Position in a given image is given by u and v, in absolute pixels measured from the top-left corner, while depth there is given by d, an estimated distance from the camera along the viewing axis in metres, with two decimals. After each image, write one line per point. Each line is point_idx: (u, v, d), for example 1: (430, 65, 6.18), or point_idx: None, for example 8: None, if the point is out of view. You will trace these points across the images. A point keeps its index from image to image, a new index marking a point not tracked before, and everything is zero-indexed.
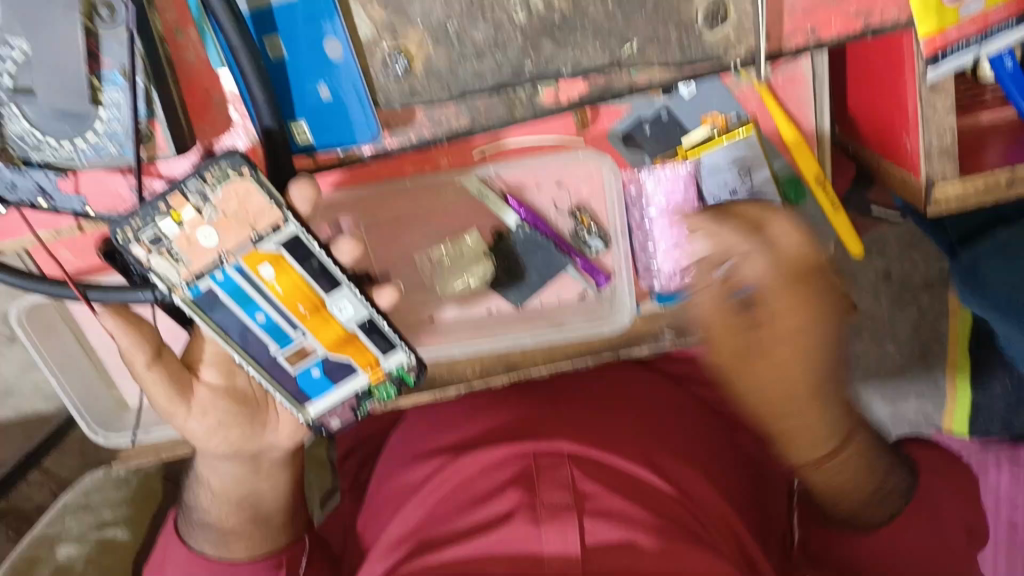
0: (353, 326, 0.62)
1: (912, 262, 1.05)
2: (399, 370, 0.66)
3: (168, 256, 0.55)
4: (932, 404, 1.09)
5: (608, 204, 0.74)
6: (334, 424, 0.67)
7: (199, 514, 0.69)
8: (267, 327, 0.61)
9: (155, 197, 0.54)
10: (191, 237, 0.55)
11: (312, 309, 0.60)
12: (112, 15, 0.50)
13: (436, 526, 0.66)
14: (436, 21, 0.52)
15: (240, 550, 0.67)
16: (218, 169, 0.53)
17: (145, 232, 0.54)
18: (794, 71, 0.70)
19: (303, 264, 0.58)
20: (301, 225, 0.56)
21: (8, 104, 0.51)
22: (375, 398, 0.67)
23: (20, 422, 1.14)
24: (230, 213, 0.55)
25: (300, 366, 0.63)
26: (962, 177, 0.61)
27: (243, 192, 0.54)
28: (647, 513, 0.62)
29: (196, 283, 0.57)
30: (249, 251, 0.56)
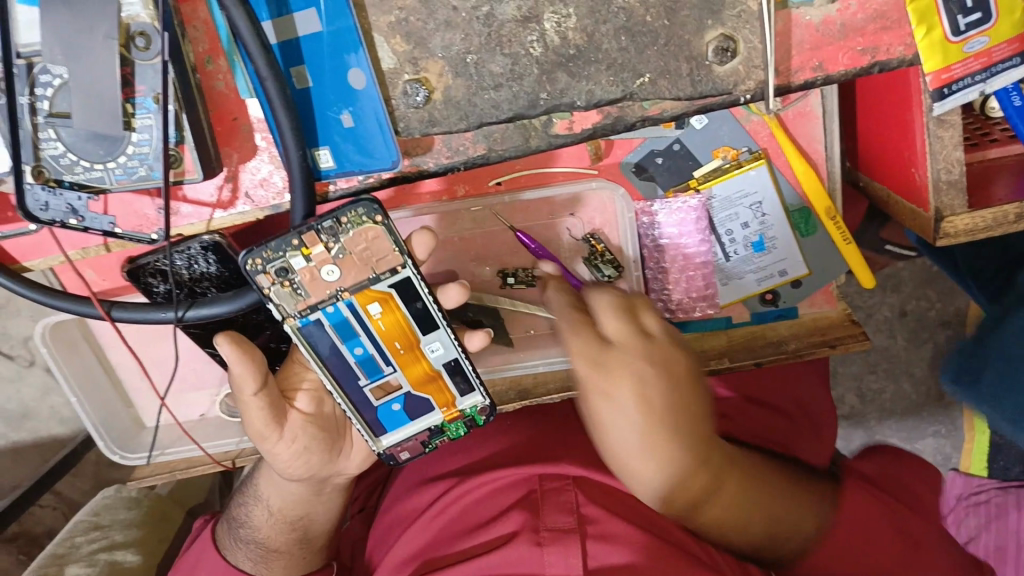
0: (438, 365, 0.63)
1: (927, 299, 1.05)
2: (472, 411, 0.65)
3: (290, 286, 0.58)
4: (950, 445, 1.10)
5: (621, 229, 0.75)
6: (404, 457, 0.67)
7: (245, 529, 0.74)
8: (362, 359, 0.62)
9: (291, 231, 0.56)
10: (316, 272, 0.58)
11: (407, 346, 0.62)
12: (147, 44, 0.52)
13: (445, 547, 0.69)
14: (455, 53, 0.54)
15: (278, 569, 0.72)
16: (355, 214, 0.56)
17: (274, 262, 0.57)
18: (804, 107, 0.72)
19: (409, 305, 0.60)
20: (417, 270, 0.58)
21: (45, 128, 0.54)
22: (446, 436, 0.67)
23: (35, 445, 1.16)
24: (356, 254, 0.57)
25: (384, 400, 0.64)
26: (971, 210, 0.61)
27: (372, 236, 0.57)
28: (648, 534, 0.63)
29: (308, 314, 0.59)
30: (363, 290, 0.59)
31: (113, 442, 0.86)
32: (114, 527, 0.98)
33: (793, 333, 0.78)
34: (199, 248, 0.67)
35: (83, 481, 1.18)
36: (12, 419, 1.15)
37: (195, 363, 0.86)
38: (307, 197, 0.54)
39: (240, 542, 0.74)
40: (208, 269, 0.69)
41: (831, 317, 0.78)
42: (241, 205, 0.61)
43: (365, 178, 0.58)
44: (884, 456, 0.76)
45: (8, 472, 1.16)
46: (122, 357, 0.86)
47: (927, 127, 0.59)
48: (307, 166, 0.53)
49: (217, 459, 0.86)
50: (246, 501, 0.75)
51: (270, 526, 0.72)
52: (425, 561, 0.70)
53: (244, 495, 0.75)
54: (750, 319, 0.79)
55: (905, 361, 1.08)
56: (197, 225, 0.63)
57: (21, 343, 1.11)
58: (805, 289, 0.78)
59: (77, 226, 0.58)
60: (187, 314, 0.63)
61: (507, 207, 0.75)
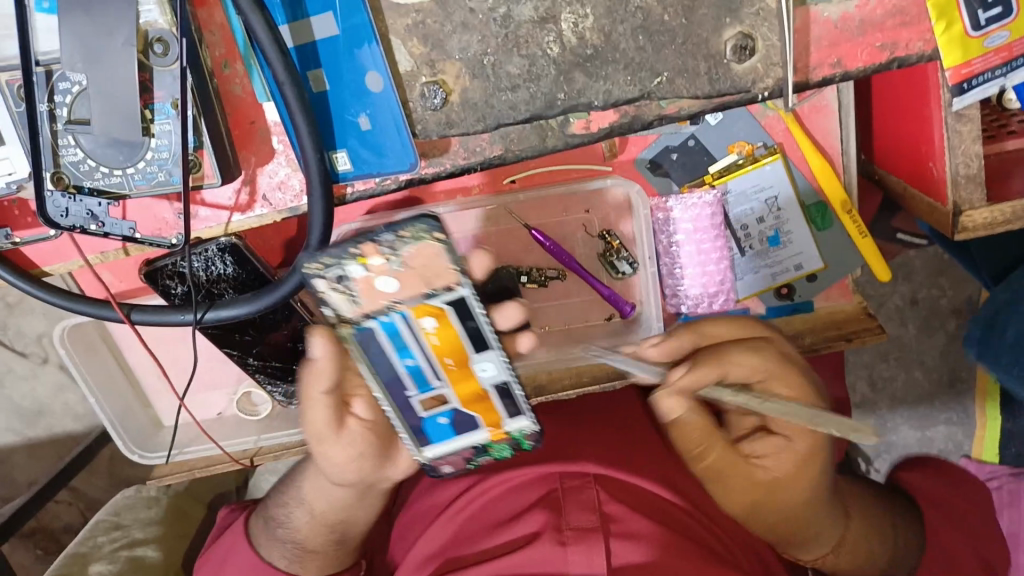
0: (489, 386, 0.56)
1: (938, 288, 1.04)
2: (520, 435, 0.58)
3: (345, 292, 0.52)
4: (961, 431, 1.08)
5: (639, 231, 0.75)
6: (445, 469, 0.60)
7: (280, 528, 0.71)
8: (412, 370, 0.56)
9: (349, 239, 0.50)
10: (372, 282, 0.51)
11: (459, 362, 0.55)
12: (166, 50, 0.53)
13: (469, 544, 0.69)
14: (472, 54, 0.54)
15: (313, 569, 0.70)
16: (416, 230, 0.50)
17: (333, 270, 0.51)
18: (819, 102, 0.73)
19: (463, 322, 0.53)
20: (474, 290, 0.52)
21: (64, 135, 0.54)
22: (490, 455, 0.60)
23: (50, 442, 1.16)
24: (415, 267, 0.51)
25: (431, 412, 0.57)
26: (989, 204, 0.61)
27: (432, 253, 0.51)
28: (668, 535, 0.64)
29: (363, 323, 0.53)
30: (418, 303, 0.52)
31: (132, 441, 0.87)
32: (133, 525, 1.00)
33: (808, 327, 0.78)
34: (216, 250, 0.67)
35: (99, 477, 1.19)
36: (27, 416, 1.15)
37: (212, 362, 0.86)
38: (325, 200, 0.54)
39: (273, 540, 0.71)
40: (225, 271, 0.69)
41: (847, 311, 0.78)
42: (258, 208, 0.61)
43: (386, 179, 0.58)
44: (939, 471, 0.75)
45: (25, 468, 1.17)
46: (140, 358, 0.86)
47: (946, 121, 0.59)
48: (325, 167, 0.53)
49: (234, 458, 0.88)
50: (284, 501, 0.71)
51: (310, 529, 0.70)
52: (448, 559, 0.70)
53: (281, 496, 0.72)
54: (764, 313, 0.77)
55: (917, 350, 1.07)
56: (214, 229, 0.63)
57: (35, 341, 1.11)
58: (820, 283, 0.78)
59: (98, 231, 0.58)
60: (206, 317, 0.63)
61: (519, 206, 0.76)
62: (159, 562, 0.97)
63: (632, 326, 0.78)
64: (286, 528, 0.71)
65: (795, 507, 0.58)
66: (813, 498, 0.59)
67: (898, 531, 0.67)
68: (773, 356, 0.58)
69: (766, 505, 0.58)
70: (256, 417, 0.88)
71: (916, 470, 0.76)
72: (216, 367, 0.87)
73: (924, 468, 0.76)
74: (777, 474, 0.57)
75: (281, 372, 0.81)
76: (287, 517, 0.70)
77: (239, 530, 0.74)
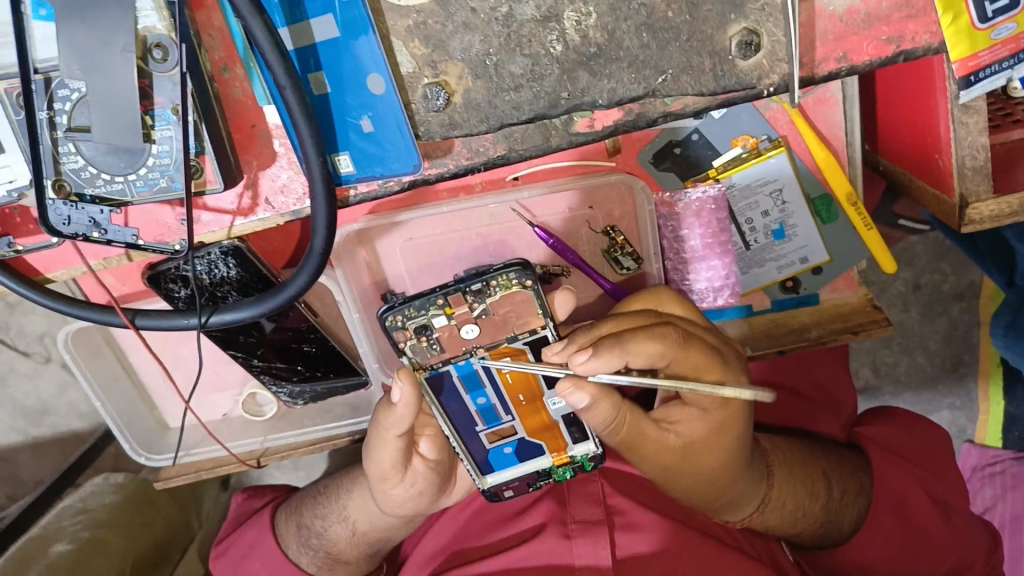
0: (557, 416, 0.67)
1: (941, 272, 1.01)
2: (583, 457, 0.69)
3: (426, 339, 0.62)
4: (965, 416, 1.07)
5: (642, 224, 0.75)
6: (506, 493, 0.71)
7: (319, 532, 0.79)
8: (483, 408, 0.66)
9: (437, 291, 0.60)
10: (456, 330, 0.62)
11: (529, 398, 0.66)
12: (165, 56, 0.52)
13: (475, 539, 0.78)
14: (474, 55, 0.53)
15: (342, 575, 0.81)
16: (505, 278, 0.61)
17: (415, 319, 0.61)
18: (824, 94, 0.72)
19: (541, 362, 0.64)
20: (555, 332, 0.62)
21: (64, 142, 0.54)
22: (552, 478, 0.70)
23: (54, 440, 1.16)
24: (499, 316, 0.62)
25: (496, 444, 0.68)
26: (996, 195, 0.61)
27: (518, 299, 0.61)
28: (668, 528, 0.73)
29: (440, 368, 0.63)
30: (498, 348, 0.63)
31: (138, 444, 0.88)
32: (100, 509, 0.99)
33: (814, 320, 0.78)
34: (219, 253, 0.66)
35: (102, 472, 1.19)
36: (30, 415, 1.15)
37: (217, 364, 0.86)
38: (329, 203, 0.53)
39: (303, 547, 0.80)
40: (228, 273, 0.69)
41: (850, 303, 0.79)
42: (262, 212, 0.61)
43: (389, 180, 0.58)
44: (905, 422, 0.82)
45: (30, 467, 1.17)
46: (145, 361, 0.86)
47: (951, 113, 0.59)
48: (328, 171, 0.52)
49: (241, 458, 0.88)
50: (323, 515, 0.79)
51: (349, 543, 0.79)
52: (452, 554, 0.79)
53: (318, 508, 0.80)
54: (770, 306, 0.79)
55: (919, 335, 1.04)
56: (217, 233, 0.62)
57: (37, 341, 1.11)
58: (826, 276, 0.78)
59: (100, 239, 0.58)
60: (211, 320, 0.62)
61: (524, 203, 0.75)
62: (116, 543, 0.96)
63: None
64: (322, 539, 0.79)
65: (709, 468, 0.66)
66: (736, 456, 0.67)
67: (832, 480, 0.75)
68: (676, 338, 0.61)
69: (682, 470, 0.66)
70: (262, 418, 0.89)
71: (878, 420, 0.83)
72: (218, 369, 0.87)
73: (886, 418, 0.83)
74: (689, 437, 0.65)
75: (286, 372, 0.82)
76: (326, 530, 0.79)
77: (265, 525, 0.83)
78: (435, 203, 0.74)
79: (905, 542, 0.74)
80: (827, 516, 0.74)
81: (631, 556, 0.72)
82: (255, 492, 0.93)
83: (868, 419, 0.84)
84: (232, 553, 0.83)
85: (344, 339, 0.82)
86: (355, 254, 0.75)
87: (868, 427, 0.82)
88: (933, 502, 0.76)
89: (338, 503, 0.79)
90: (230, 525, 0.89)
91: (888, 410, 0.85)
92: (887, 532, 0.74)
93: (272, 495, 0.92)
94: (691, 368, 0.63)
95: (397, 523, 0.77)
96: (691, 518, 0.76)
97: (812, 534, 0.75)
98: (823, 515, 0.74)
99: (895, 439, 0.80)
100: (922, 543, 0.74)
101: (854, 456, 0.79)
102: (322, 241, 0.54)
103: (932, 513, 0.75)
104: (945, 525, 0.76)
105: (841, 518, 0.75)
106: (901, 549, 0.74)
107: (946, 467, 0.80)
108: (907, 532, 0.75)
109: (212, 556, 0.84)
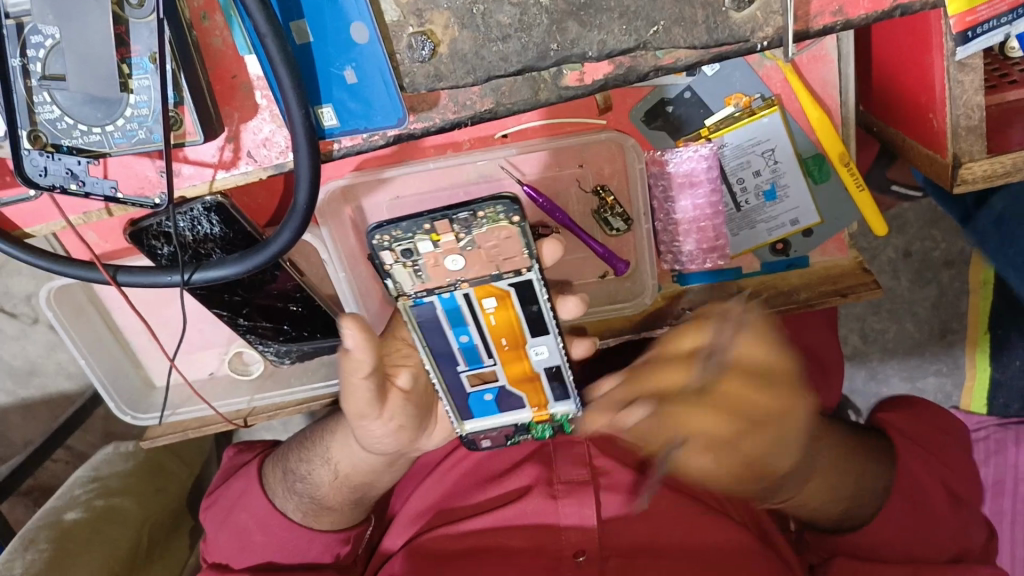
0: (540, 368, 0.68)
1: (933, 239, 1.00)
2: (563, 418, 0.71)
3: (411, 266, 0.60)
4: (951, 382, 1.07)
5: (633, 183, 0.73)
6: (483, 443, 0.73)
7: (304, 483, 0.79)
8: (466, 347, 0.67)
9: (423, 215, 0.57)
10: (440, 258, 0.59)
11: (513, 343, 0.67)
12: (141, 1, 0.50)
13: (461, 499, 0.79)
14: (461, 4, 0.52)
15: (327, 522, 0.81)
16: (493, 211, 0.56)
17: (401, 244, 0.58)
18: (819, 51, 0.71)
19: (524, 306, 0.63)
20: (541, 276, 0.60)
21: (38, 91, 0.52)
22: (530, 434, 0.72)
23: (45, 401, 1.16)
24: (485, 248, 0.59)
25: (477, 388, 0.69)
26: (989, 155, 0.60)
27: (505, 234, 0.58)
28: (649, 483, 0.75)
29: (422, 296, 0.62)
30: (483, 284, 0.62)
31: (124, 403, 0.87)
32: (111, 477, 0.97)
33: (804, 283, 0.78)
34: (202, 209, 0.65)
35: (93, 434, 1.18)
36: (19, 376, 1.14)
37: (201, 323, 0.86)
38: (312, 157, 0.52)
39: (289, 494, 0.80)
40: (212, 230, 0.67)
41: (842, 265, 0.79)
42: (244, 165, 0.60)
43: (372, 135, 0.57)
44: (918, 412, 0.81)
45: (23, 427, 1.17)
46: (130, 319, 0.86)
47: (948, 72, 0.58)
48: (311, 124, 0.51)
49: (228, 419, 0.86)
50: (306, 459, 0.79)
51: (332, 487, 0.78)
52: (438, 513, 0.79)
53: (303, 453, 0.80)
54: (759, 269, 0.79)
55: (908, 301, 1.04)
56: (199, 187, 0.61)
57: (24, 301, 1.08)
58: (816, 238, 0.78)
59: (78, 192, 0.56)
60: (193, 277, 0.60)
61: (512, 161, 0.74)
62: (131, 510, 0.95)
63: (628, 278, 0.79)
64: (306, 484, 0.79)
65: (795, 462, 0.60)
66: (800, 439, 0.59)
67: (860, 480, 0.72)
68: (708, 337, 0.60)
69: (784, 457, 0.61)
70: (249, 376, 0.89)
71: (897, 409, 0.82)
72: (206, 327, 0.86)
73: (902, 408, 0.81)
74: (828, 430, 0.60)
75: (272, 332, 0.81)
76: (310, 475, 0.79)
77: (251, 475, 0.83)
78: (423, 160, 0.72)
79: (909, 526, 0.73)
80: (847, 505, 0.73)
81: (614, 518, 0.74)
82: (247, 446, 0.93)
83: (888, 408, 0.82)
84: (221, 505, 0.84)
85: (331, 300, 0.82)
86: (342, 211, 0.75)
87: (887, 416, 0.80)
88: (944, 492, 0.75)
89: (322, 445, 0.78)
90: (218, 479, 0.89)
91: (909, 401, 0.84)
92: (900, 519, 0.73)
93: (262, 448, 0.92)
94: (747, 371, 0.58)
95: (377, 464, 0.76)
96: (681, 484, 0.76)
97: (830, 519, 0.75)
98: (846, 505, 0.73)
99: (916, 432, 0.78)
100: (918, 522, 0.73)
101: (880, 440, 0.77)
102: (306, 196, 0.53)
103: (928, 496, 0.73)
104: (946, 515, 0.74)
105: (851, 511, 0.73)
106: (904, 528, 0.73)
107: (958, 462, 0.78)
108: (915, 520, 0.73)
109: (202, 508, 0.86)
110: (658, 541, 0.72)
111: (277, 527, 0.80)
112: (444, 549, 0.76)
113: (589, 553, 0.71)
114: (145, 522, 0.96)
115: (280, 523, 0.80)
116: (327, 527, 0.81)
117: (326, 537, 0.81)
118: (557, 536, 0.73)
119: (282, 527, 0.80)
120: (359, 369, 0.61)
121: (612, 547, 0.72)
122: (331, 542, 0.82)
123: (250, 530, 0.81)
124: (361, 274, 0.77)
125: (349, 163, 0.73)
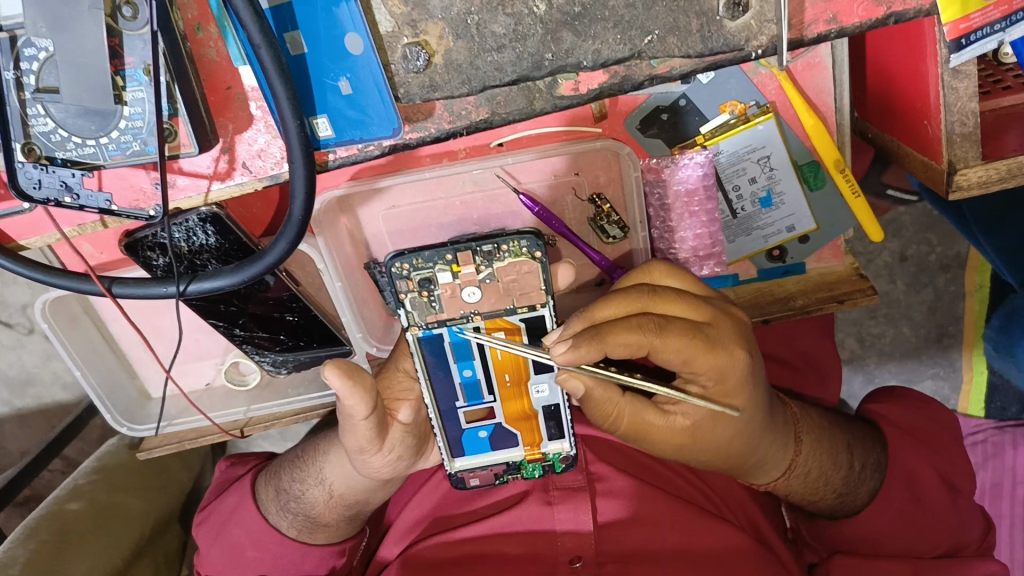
0: (538, 406, 0.67)
1: (928, 244, 1.00)
2: (554, 457, 0.70)
3: (426, 296, 0.60)
4: (948, 386, 1.07)
5: (628, 189, 0.74)
6: (471, 481, 0.71)
7: (297, 503, 0.78)
8: (468, 380, 0.66)
9: (447, 245, 0.58)
10: (457, 290, 0.60)
11: (515, 380, 0.66)
12: (135, 13, 0.50)
13: (455, 507, 0.79)
14: (455, 14, 0.52)
15: (321, 538, 0.80)
16: (517, 245, 0.59)
17: (419, 272, 0.59)
18: (813, 59, 0.71)
19: (533, 342, 0.63)
20: (554, 311, 0.61)
21: (32, 104, 0.52)
22: (519, 473, 0.71)
23: (41, 411, 1.15)
24: (504, 282, 0.60)
25: (472, 424, 0.68)
26: (984, 161, 0.60)
27: (525, 268, 0.59)
28: (644, 487, 0.75)
29: (431, 327, 0.62)
30: (496, 318, 0.62)
31: (121, 415, 0.86)
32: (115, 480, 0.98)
33: (800, 289, 0.78)
34: (197, 220, 0.65)
35: (90, 443, 1.17)
36: (15, 386, 1.14)
37: (197, 333, 0.86)
38: (307, 167, 0.52)
39: (283, 511, 0.80)
40: (207, 241, 0.67)
41: (838, 272, 0.79)
42: (239, 176, 0.60)
43: (368, 146, 0.57)
44: (913, 402, 0.81)
45: (17, 438, 1.17)
46: (126, 330, 0.85)
47: (942, 79, 0.58)
48: (306, 135, 0.51)
49: (224, 429, 0.87)
50: (299, 478, 0.78)
51: (327, 506, 0.78)
52: (433, 521, 0.79)
53: (296, 472, 0.79)
54: (757, 275, 0.80)
55: (905, 305, 1.04)
56: (194, 198, 0.61)
57: (20, 311, 1.08)
58: (813, 244, 0.78)
59: (72, 204, 0.56)
60: (189, 289, 0.60)
61: (508, 170, 0.74)
62: (136, 516, 0.95)
63: None
64: (300, 503, 0.78)
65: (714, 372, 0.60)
66: (710, 339, 0.59)
67: (855, 453, 0.74)
68: (644, 290, 0.61)
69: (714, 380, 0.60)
70: (245, 387, 0.88)
71: (884, 402, 0.82)
72: (202, 338, 0.86)
73: (895, 401, 0.82)
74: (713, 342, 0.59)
75: (269, 342, 0.81)
76: (304, 494, 0.78)
77: (245, 491, 0.83)
78: (418, 169, 0.72)
79: (907, 520, 0.74)
80: (845, 487, 0.73)
81: (609, 523, 0.74)
82: (239, 459, 0.93)
83: (881, 400, 0.83)
84: (214, 519, 0.84)
85: (327, 309, 0.82)
86: (339, 221, 0.75)
87: (880, 409, 0.81)
88: (951, 490, 0.75)
89: (315, 465, 0.77)
90: (212, 492, 0.89)
91: (899, 392, 0.84)
92: (898, 513, 0.74)
93: (255, 462, 0.91)
94: (625, 345, 0.57)
95: (375, 486, 0.76)
96: (678, 488, 0.76)
97: (826, 505, 0.75)
98: (842, 489, 0.73)
99: (911, 424, 0.78)
100: (918, 517, 0.74)
101: (865, 426, 0.78)
102: (302, 207, 0.53)
103: (935, 497, 0.74)
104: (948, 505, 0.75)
105: (856, 491, 0.74)
106: (905, 522, 0.74)
107: (953, 452, 0.78)
108: (925, 515, 0.74)
109: (195, 522, 0.86)
110: (654, 547, 0.72)
111: (271, 543, 0.80)
112: (441, 558, 0.75)
113: (586, 559, 0.71)
114: (149, 524, 0.96)
115: (274, 539, 0.80)
116: (321, 542, 0.81)
117: (320, 552, 0.81)
118: (552, 542, 0.73)
119: (277, 543, 0.80)
120: (361, 412, 0.62)
121: (607, 553, 0.72)
122: (325, 556, 0.81)
123: (243, 546, 0.81)
124: (358, 282, 0.77)
125: (344, 173, 0.73)
